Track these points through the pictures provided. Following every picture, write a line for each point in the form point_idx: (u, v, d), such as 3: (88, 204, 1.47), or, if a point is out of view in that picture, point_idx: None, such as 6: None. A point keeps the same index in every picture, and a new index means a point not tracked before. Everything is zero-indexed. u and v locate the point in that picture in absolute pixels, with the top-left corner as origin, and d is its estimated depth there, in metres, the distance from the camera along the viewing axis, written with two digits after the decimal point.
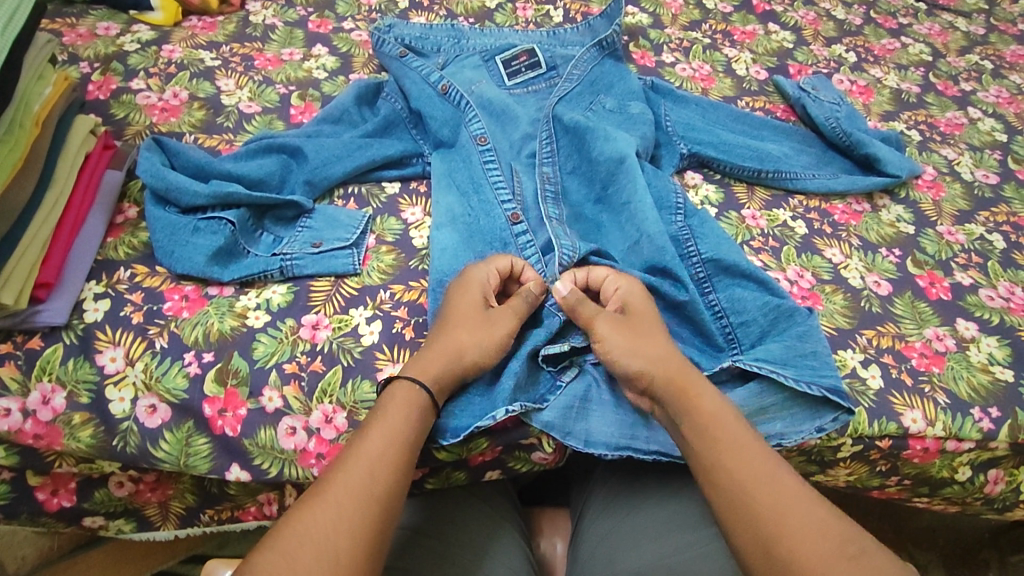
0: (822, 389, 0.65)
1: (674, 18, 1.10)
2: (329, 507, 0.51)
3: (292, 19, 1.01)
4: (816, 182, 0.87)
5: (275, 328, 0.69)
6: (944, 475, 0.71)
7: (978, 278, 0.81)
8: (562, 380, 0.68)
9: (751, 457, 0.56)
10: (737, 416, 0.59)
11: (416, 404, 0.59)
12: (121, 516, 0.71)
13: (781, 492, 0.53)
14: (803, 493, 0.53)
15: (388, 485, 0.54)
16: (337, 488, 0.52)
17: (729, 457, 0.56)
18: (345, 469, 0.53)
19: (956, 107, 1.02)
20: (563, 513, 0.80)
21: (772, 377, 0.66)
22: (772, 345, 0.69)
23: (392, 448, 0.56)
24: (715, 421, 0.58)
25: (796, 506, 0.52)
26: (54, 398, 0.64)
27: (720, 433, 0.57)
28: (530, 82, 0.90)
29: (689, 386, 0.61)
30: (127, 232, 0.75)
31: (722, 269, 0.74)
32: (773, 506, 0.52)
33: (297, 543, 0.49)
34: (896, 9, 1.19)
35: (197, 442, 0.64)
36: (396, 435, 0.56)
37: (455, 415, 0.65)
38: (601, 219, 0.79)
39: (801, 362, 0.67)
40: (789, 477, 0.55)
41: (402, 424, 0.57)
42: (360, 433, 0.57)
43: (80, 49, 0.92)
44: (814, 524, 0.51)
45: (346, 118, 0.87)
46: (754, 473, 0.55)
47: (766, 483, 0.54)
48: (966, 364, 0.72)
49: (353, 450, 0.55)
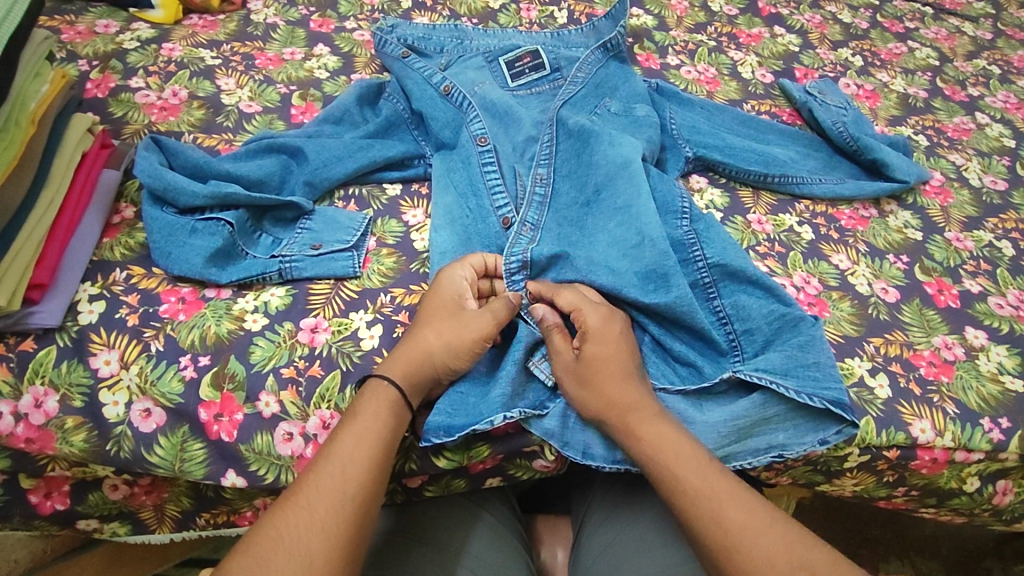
0: (824, 402, 0.63)
1: (679, 20, 1.10)
2: (301, 510, 0.50)
3: (294, 19, 1.00)
4: (822, 187, 0.85)
5: (273, 332, 0.68)
6: (952, 486, 0.70)
7: (987, 286, 0.80)
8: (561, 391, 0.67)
9: (699, 492, 0.55)
10: (686, 443, 0.58)
11: (386, 401, 0.59)
12: (115, 519, 0.70)
13: (728, 524, 0.53)
14: (753, 522, 0.53)
15: (363, 487, 0.53)
16: (310, 490, 0.52)
17: (678, 492, 0.56)
18: (317, 471, 0.53)
19: (964, 112, 1.01)
20: (563, 521, 0.78)
21: (774, 387, 0.65)
22: (775, 355, 0.67)
23: (366, 447, 0.55)
24: (666, 448, 0.58)
25: (745, 539, 0.52)
26: (47, 402, 0.63)
27: (668, 466, 0.57)
28: (534, 83, 0.89)
29: (636, 417, 0.60)
30: (124, 232, 0.74)
31: (729, 274, 0.72)
32: (722, 539, 0.52)
33: (268, 543, 0.48)
34: (902, 13, 1.18)
35: (192, 447, 0.63)
36: (368, 436, 0.56)
37: (445, 416, 0.63)
38: (588, 222, 0.76)
39: (803, 372, 0.65)
40: (737, 506, 0.54)
41: (374, 423, 0.57)
42: (333, 435, 0.56)
43: (79, 46, 0.91)
44: (765, 556, 0.51)
45: (347, 118, 0.86)
46: (703, 506, 0.54)
47: (712, 518, 0.53)
48: (976, 373, 0.71)
49: (328, 450, 0.55)
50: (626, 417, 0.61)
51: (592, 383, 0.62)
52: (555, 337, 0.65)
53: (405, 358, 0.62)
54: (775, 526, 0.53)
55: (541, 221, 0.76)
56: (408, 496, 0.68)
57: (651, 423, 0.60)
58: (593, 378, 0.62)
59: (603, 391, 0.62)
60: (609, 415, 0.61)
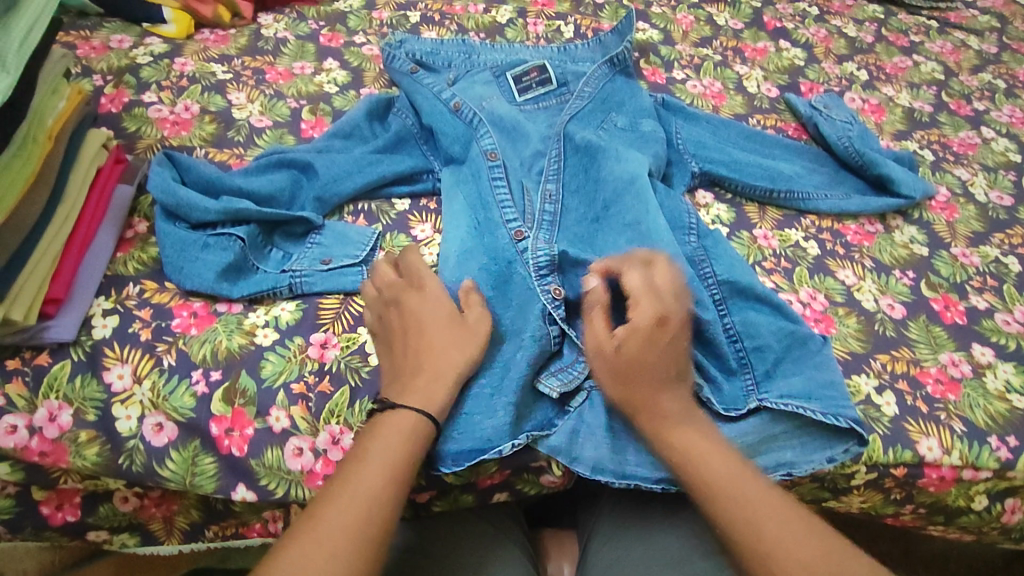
0: (845, 421, 0.64)
1: (685, 34, 1.10)
2: (319, 545, 0.51)
3: (304, 33, 1.02)
4: (828, 203, 0.86)
5: (283, 346, 0.68)
6: (960, 504, 0.70)
7: (994, 302, 0.80)
8: (569, 407, 0.67)
9: (731, 501, 0.56)
10: (720, 449, 0.60)
11: (416, 437, 0.58)
12: (125, 531, 0.70)
13: (761, 536, 0.54)
14: (791, 529, 0.54)
15: (381, 513, 0.54)
16: (329, 525, 0.52)
17: (712, 501, 0.57)
18: (338, 504, 0.53)
19: (970, 126, 1.02)
20: (570, 536, 0.78)
21: (800, 411, 0.65)
22: (794, 377, 0.68)
23: (389, 484, 0.55)
24: (695, 457, 0.59)
25: (782, 548, 0.53)
26: (61, 415, 0.63)
27: (701, 472, 0.58)
28: (541, 98, 0.90)
29: (667, 426, 0.61)
30: (137, 247, 0.75)
31: (738, 291, 0.72)
32: (758, 546, 0.54)
33: (302, 554, 0.50)
34: (907, 27, 1.19)
35: (203, 461, 0.64)
36: (390, 450, 0.57)
37: (456, 441, 0.63)
38: (599, 239, 0.77)
39: (823, 393, 0.66)
40: (772, 514, 0.55)
41: (401, 459, 0.57)
42: (358, 463, 0.56)
43: (93, 61, 0.92)
44: (801, 565, 0.52)
45: (357, 133, 0.87)
46: (738, 515, 0.55)
47: (747, 526, 0.55)
48: (983, 391, 0.71)
49: (353, 464, 0.56)
50: (659, 424, 0.61)
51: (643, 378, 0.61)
52: (595, 319, 0.65)
53: (411, 386, 0.61)
54: (810, 534, 0.54)
55: (553, 240, 0.76)
56: (416, 512, 0.68)
57: (682, 430, 0.60)
58: (634, 377, 0.62)
59: (637, 392, 0.61)
60: (639, 411, 0.62)
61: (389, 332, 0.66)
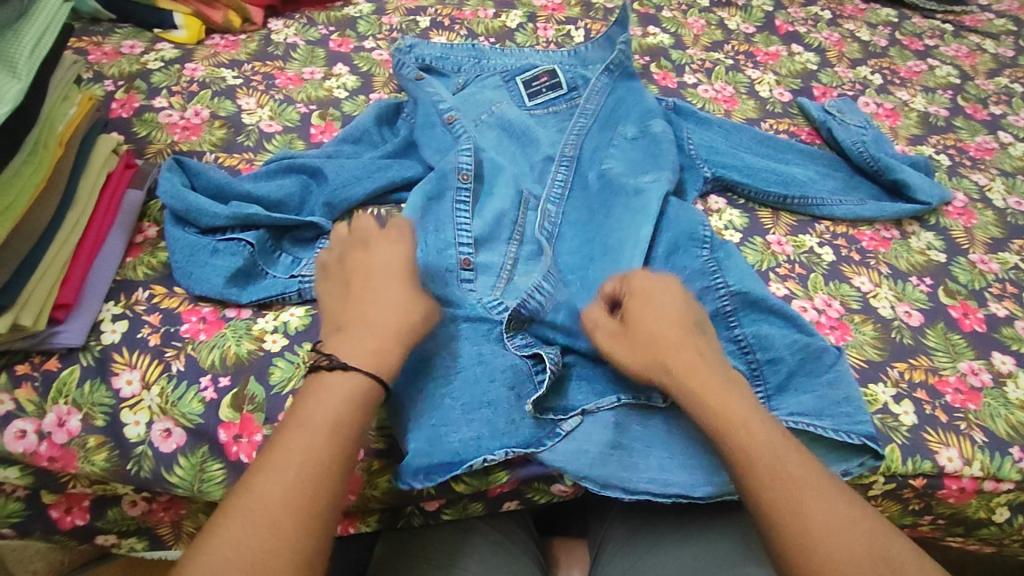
0: (859, 438, 0.63)
1: (696, 39, 1.10)
2: (263, 527, 0.47)
3: (314, 38, 1.02)
4: (842, 209, 0.85)
5: (292, 353, 0.68)
6: (981, 516, 0.68)
7: (1013, 309, 0.78)
8: (563, 427, 0.64)
9: (774, 477, 0.53)
10: (762, 423, 0.56)
11: (357, 396, 0.54)
12: (133, 534, 0.70)
13: (804, 517, 0.51)
14: (832, 511, 0.52)
15: (327, 485, 0.50)
16: (269, 504, 0.48)
17: (752, 476, 0.53)
18: (279, 478, 0.49)
19: (987, 131, 1.00)
20: (580, 545, 0.77)
21: (812, 430, 0.63)
22: (807, 395, 0.66)
23: (334, 453, 0.51)
24: (739, 433, 0.55)
25: (823, 532, 0.50)
26: (70, 421, 0.63)
27: (742, 444, 0.55)
28: (551, 102, 0.90)
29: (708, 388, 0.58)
30: (146, 252, 0.75)
31: (750, 303, 0.70)
32: (799, 528, 0.51)
33: (248, 532, 0.46)
34: (922, 31, 1.18)
35: (211, 467, 0.63)
36: (331, 414, 0.52)
37: (424, 458, 0.61)
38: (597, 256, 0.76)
39: (837, 410, 0.65)
40: (815, 498, 0.52)
41: (342, 422, 0.53)
42: (297, 430, 0.51)
43: (105, 67, 0.93)
44: (842, 551, 0.50)
45: (366, 138, 0.87)
46: (780, 494, 0.52)
47: (789, 507, 0.51)
48: (1004, 401, 0.70)
49: (292, 430, 0.52)
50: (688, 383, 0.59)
51: (656, 332, 0.61)
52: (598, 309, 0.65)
53: (358, 337, 0.58)
54: (852, 519, 0.51)
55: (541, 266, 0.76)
56: (425, 520, 0.67)
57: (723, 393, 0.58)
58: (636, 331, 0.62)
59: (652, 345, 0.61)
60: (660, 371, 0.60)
61: (347, 273, 0.64)
